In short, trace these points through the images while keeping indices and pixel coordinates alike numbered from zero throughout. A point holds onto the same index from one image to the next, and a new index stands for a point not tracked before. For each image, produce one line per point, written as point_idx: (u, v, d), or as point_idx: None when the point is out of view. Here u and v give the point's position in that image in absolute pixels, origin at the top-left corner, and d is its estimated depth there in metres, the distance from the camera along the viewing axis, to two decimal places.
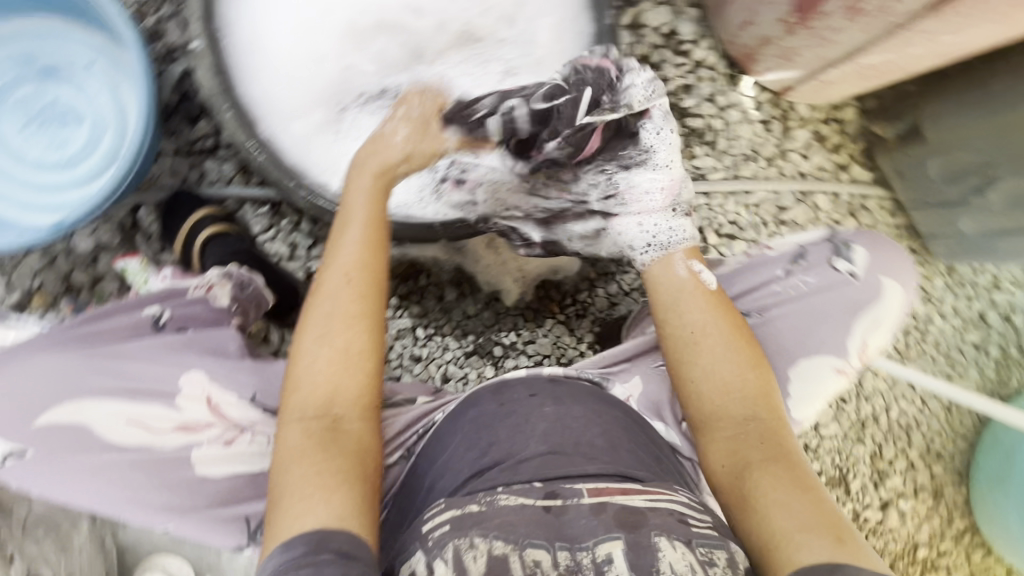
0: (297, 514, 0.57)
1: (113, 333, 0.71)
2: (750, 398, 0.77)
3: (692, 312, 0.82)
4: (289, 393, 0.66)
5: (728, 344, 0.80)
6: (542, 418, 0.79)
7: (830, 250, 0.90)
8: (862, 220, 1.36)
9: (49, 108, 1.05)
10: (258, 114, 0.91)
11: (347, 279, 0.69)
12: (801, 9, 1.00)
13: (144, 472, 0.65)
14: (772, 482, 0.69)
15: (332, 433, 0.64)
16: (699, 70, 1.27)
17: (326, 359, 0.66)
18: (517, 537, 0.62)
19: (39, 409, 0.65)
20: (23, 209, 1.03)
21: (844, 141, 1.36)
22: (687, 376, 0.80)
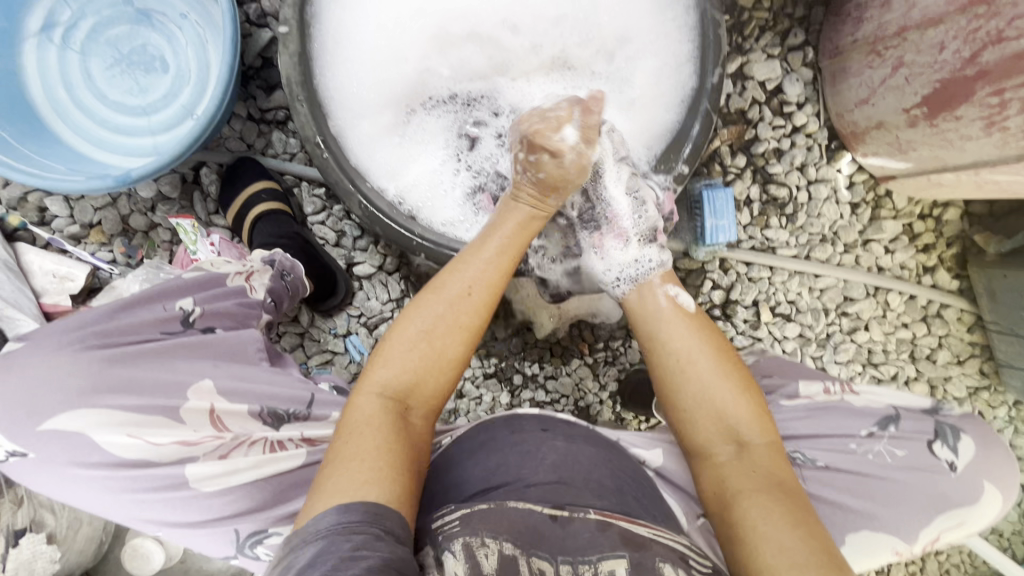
0: (363, 480, 0.57)
1: (135, 329, 0.66)
2: (744, 426, 0.71)
3: (678, 337, 0.77)
4: (374, 365, 0.69)
5: (713, 368, 0.74)
6: (553, 450, 0.76)
7: (932, 428, 0.73)
8: (933, 329, 1.26)
9: (138, 52, 1.06)
10: (330, 109, 0.87)
11: (465, 293, 0.73)
12: (932, 104, 0.90)
13: (137, 487, 0.58)
14: (764, 510, 0.61)
15: (403, 420, 0.66)
16: (797, 136, 1.17)
17: (418, 354, 0.69)
18: (524, 543, 0.61)
19: (40, 411, 0.58)
20: (95, 146, 1.05)
21: (936, 243, 1.23)
22: (676, 400, 0.75)
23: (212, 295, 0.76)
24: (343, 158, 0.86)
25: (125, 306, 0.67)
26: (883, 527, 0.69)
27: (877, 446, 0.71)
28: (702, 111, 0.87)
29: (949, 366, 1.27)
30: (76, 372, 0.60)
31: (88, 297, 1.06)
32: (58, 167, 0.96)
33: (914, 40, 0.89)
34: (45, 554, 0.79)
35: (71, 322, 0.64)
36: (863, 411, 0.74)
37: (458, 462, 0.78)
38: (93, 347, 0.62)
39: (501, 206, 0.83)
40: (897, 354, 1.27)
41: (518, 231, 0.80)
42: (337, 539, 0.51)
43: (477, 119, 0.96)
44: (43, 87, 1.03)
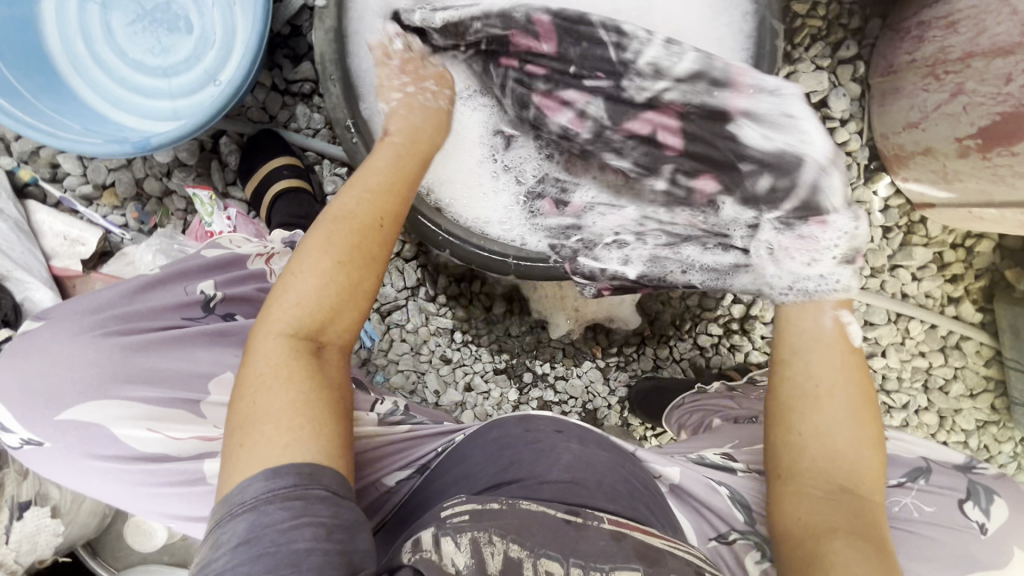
0: (286, 445, 0.47)
1: (152, 314, 0.65)
2: (860, 472, 0.59)
3: (824, 361, 0.63)
4: (270, 303, 0.55)
5: (855, 407, 0.61)
6: (567, 451, 0.69)
7: (963, 486, 0.70)
8: (950, 361, 1.24)
9: (161, 9, 1.01)
10: (362, 89, 0.84)
11: (375, 223, 0.60)
12: (988, 136, 0.86)
13: (155, 480, 0.58)
14: (858, 562, 0.52)
15: (318, 362, 0.54)
16: (836, 153, 1.13)
17: (330, 284, 0.55)
18: (532, 544, 0.55)
19: (59, 400, 0.56)
20: (111, 105, 1.00)
21: (965, 274, 1.21)
22: (790, 424, 0.61)
23: (232, 279, 0.73)
24: (373, 144, 0.84)
25: (145, 289, 0.67)
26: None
27: (903, 499, 0.70)
28: None
29: (961, 399, 1.26)
30: (96, 360, 0.58)
31: (99, 261, 1.03)
32: (72, 126, 0.92)
33: (977, 68, 0.86)
34: (49, 527, 0.80)
35: (90, 303, 0.63)
36: (891, 461, 0.73)
37: (465, 456, 0.72)
38: (113, 331, 0.61)
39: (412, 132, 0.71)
40: (911, 382, 1.25)
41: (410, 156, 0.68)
42: (269, 508, 0.44)
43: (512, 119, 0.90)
44: (60, 38, 0.98)
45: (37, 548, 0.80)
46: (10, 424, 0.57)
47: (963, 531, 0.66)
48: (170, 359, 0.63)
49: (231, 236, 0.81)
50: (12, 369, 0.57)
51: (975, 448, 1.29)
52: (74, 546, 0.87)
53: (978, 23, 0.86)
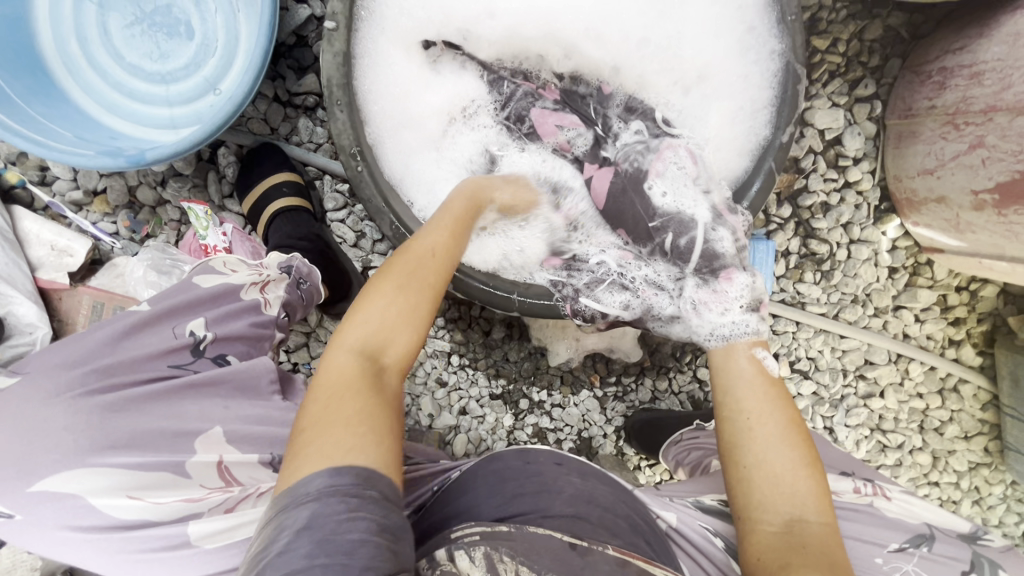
0: (346, 447, 0.46)
1: (139, 363, 0.63)
2: (800, 496, 0.58)
3: (750, 396, 0.66)
4: (345, 324, 0.56)
5: (780, 437, 0.62)
6: (569, 484, 0.68)
7: (968, 556, 0.69)
8: (947, 403, 1.24)
9: (161, 12, 0.97)
10: (368, 111, 0.81)
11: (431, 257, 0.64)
12: (1005, 193, 0.85)
13: (135, 549, 0.54)
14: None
15: (381, 381, 0.54)
16: (846, 192, 1.12)
17: (397, 309, 0.57)
18: (539, 567, 0.52)
19: (32, 470, 0.52)
20: (106, 111, 0.96)
21: (967, 318, 1.20)
22: (734, 459, 0.62)
23: (221, 316, 0.72)
24: (377, 173, 0.81)
25: (128, 334, 0.65)
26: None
27: (905, 566, 0.67)
28: (766, 170, 0.83)
29: (955, 441, 1.26)
30: (73, 423, 0.55)
31: (88, 273, 0.99)
32: (65, 134, 0.88)
33: (1000, 122, 0.84)
34: (27, 562, 0.76)
35: (68, 354, 0.60)
36: (892, 523, 0.72)
37: (469, 486, 0.71)
38: (93, 389, 0.58)
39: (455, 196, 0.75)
40: (907, 423, 1.25)
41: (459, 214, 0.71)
42: (330, 503, 0.42)
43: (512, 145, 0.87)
44: (54, 38, 0.94)
45: None
46: None
47: None
48: (157, 406, 0.61)
49: (226, 257, 0.81)
50: None
51: (967, 490, 1.29)
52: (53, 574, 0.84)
53: (1004, 77, 0.84)
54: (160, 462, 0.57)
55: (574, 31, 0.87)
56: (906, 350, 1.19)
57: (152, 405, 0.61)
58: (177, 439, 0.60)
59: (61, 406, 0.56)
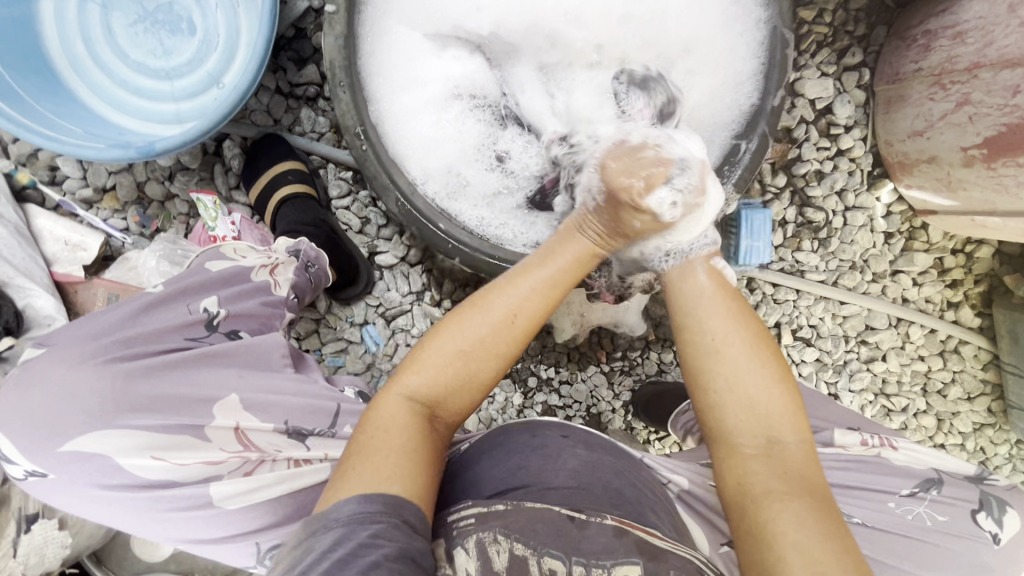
0: (385, 479, 0.53)
1: (157, 335, 0.65)
2: (773, 416, 0.62)
3: (716, 319, 0.67)
4: (408, 369, 0.62)
5: (751, 355, 0.64)
6: (574, 457, 0.70)
7: (976, 497, 0.71)
8: (949, 364, 1.25)
9: (163, 10, 1.00)
10: (371, 89, 0.84)
11: (510, 321, 0.64)
12: (993, 146, 0.87)
13: (161, 506, 0.59)
14: (794, 513, 0.54)
15: (430, 430, 0.60)
16: (840, 159, 1.14)
17: (453, 369, 0.62)
18: (536, 542, 0.55)
19: (62, 431, 0.56)
20: (113, 108, 0.99)
21: (964, 279, 1.22)
22: (704, 385, 0.65)
23: (233, 295, 0.74)
24: (383, 150, 0.83)
25: (146, 310, 0.67)
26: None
27: (917, 507, 0.71)
28: (760, 132, 0.85)
29: (959, 403, 1.28)
30: (100, 387, 0.58)
31: (101, 267, 1.01)
32: (74, 130, 0.90)
33: (984, 78, 0.87)
34: (57, 540, 0.79)
35: (90, 328, 0.63)
36: (905, 471, 0.73)
37: (476, 461, 0.72)
38: (116, 356, 0.61)
39: (558, 233, 0.74)
40: (910, 386, 1.27)
41: (568, 267, 0.69)
42: (355, 527, 0.49)
43: (508, 137, 0.92)
44: (59, 39, 0.96)
45: (45, 561, 0.79)
46: (13, 456, 0.57)
47: (978, 543, 0.68)
48: (175, 374, 0.63)
49: (235, 243, 0.81)
50: (21, 393, 0.58)
51: (971, 450, 1.31)
52: (81, 555, 0.87)
53: (987, 33, 0.87)
54: (182, 425, 0.60)
55: (552, 19, 0.88)
56: (906, 314, 1.21)
57: (175, 371, 0.63)
58: (197, 403, 0.62)
59: (87, 370, 0.58)
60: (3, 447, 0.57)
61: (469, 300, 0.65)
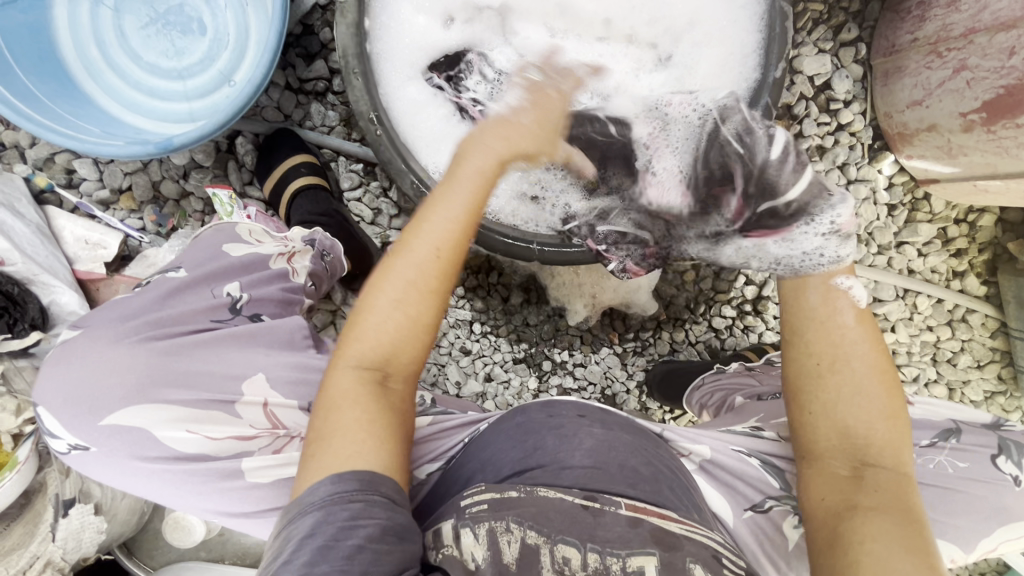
0: (347, 457, 0.52)
1: (182, 317, 0.67)
2: (877, 441, 0.58)
3: (832, 336, 0.61)
4: (349, 334, 0.57)
5: (868, 371, 0.59)
6: (590, 436, 0.64)
7: (996, 442, 0.73)
8: (957, 333, 1.26)
9: (175, 12, 1.02)
10: (384, 76, 0.87)
11: (437, 256, 0.57)
12: (992, 109, 0.90)
13: (199, 478, 0.61)
14: (883, 532, 0.51)
15: (383, 390, 0.57)
16: (841, 134, 1.16)
17: (396, 321, 0.57)
18: (550, 529, 0.54)
19: (100, 407, 0.59)
20: (128, 109, 1.01)
21: (969, 248, 1.23)
22: (801, 400, 0.61)
23: (256, 280, 0.76)
24: (395, 135, 0.86)
25: (173, 294, 0.69)
26: (950, 532, 0.69)
27: (938, 457, 0.73)
28: (763, 104, 0.86)
29: (969, 371, 1.28)
30: (134, 365, 0.61)
31: (121, 265, 1.04)
32: (92, 130, 0.92)
33: (980, 44, 0.90)
34: (94, 525, 0.82)
35: (123, 310, 0.66)
36: (924, 422, 0.75)
37: (490, 439, 0.68)
38: (146, 337, 0.64)
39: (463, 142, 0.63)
40: (920, 356, 1.28)
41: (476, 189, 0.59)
42: (334, 508, 0.48)
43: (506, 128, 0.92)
44: (74, 44, 0.98)
45: (82, 546, 0.82)
46: (58, 431, 0.61)
47: (998, 486, 0.70)
48: (204, 352, 0.65)
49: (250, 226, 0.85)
50: (64, 372, 0.61)
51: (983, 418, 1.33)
52: (114, 543, 0.89)
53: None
54: (212, 401, 0.63)
55: None
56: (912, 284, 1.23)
57: (202, 349, 0.65)
58: (229, 380, 0.64)
59: (122, 348, 0.62)
60: (49, 423, 0.61)
61: (392, 247, 0.58)
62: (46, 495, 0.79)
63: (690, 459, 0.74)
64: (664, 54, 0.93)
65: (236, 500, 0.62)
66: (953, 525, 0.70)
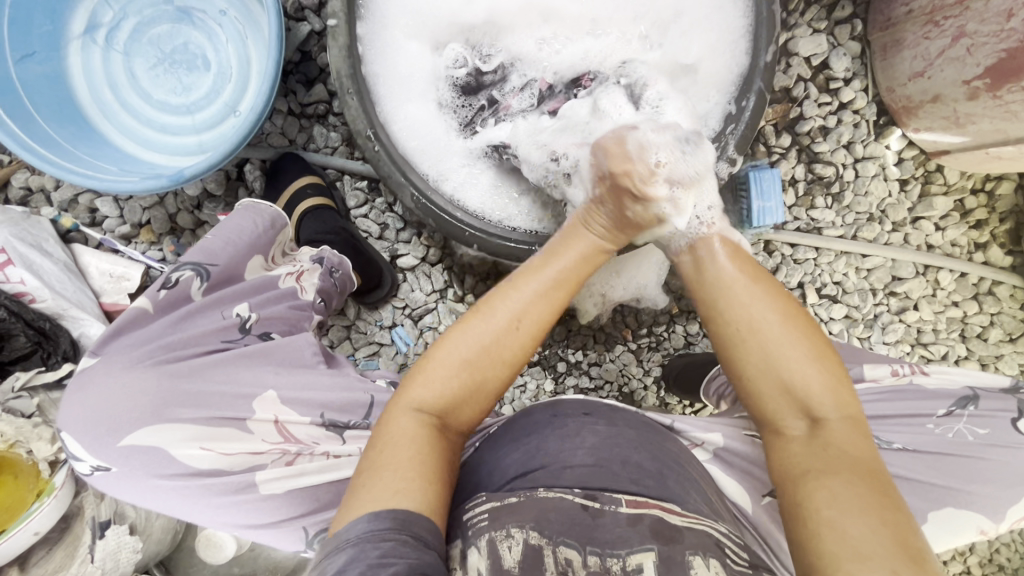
0: (395, 492, 0.53)
1: (193, 339, 0.70)
2: (816, 399, 0.61)
3: (743, 302, 0.66)
4: (415, 381, 0.63)
5: (788, 338, 0.63)
6: (593, 433, 0.65)
7: (1014, 405, 0.74)
8: (985, 307, 1.22)
9: (179, 51, 1.07)
10: (379, 95, 0.89)
11: (514, 324, 0.65)
12: (995, 74, 0.89)
13: (215, 492, 0.64)
14: (831, 496, 0.54)
15: (441, 443, 0.61)
16: (843, 112, 1.14)
17: (458, 379, 0.63)
18: (551, 531, 0.53)
19: (119, 429, 0.63)
20: (142, 146, 1.06)
21: (989, 218, 1.19)
22: (736, 371, 0.65)
23: (264, 300, 0.78)
24: (393, 150, 0.87)
25: (185, 317, 0.71)
26: (975, 503, 0.69)
27: (956, 425, 0.72)
28: (756, 90, 0.85)
29: (1001, 345, 1.23)
30: (149, 388, 0.64)
31: None
32: (108, 168, 0.97)
33: (976, 9, 0.90)
34: (129, 544, 0.85)
35: (136, 334, 0.68)
36: (939, 392, 0.75)
37: (499, 443, 0.69)
38: (163, 359, 0.67)
39: (563, 231, 0.75)
40: (947, 333, 1.24)
41: (577, 263, 0.71)
42: (365, 547, 0.49)
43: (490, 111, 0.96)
44: (89, 88, 1.04)
45: (120, 566, 0.85)
46: (80, 453, 0.64)
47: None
48: (218, 372, 0.68)
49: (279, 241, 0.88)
50: (88, 400, 0.64)
51: None
52: (151, 563, 0.93)
53: None
54: (223, 419, 0.66)
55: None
56: (933, 260, 1.19)
57: (217, 369, 0.68)
58: (239, 400, 0.67)
59: (139, 371, 0.65)
60: (74, 447, 0.64)
61: (468, 311, 0.67)
62: (84, 519, 0.83)
63: (704, 448, 0.75)
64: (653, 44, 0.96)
65: (256, 511, 0.64)
66: (979, 494, 0.69)
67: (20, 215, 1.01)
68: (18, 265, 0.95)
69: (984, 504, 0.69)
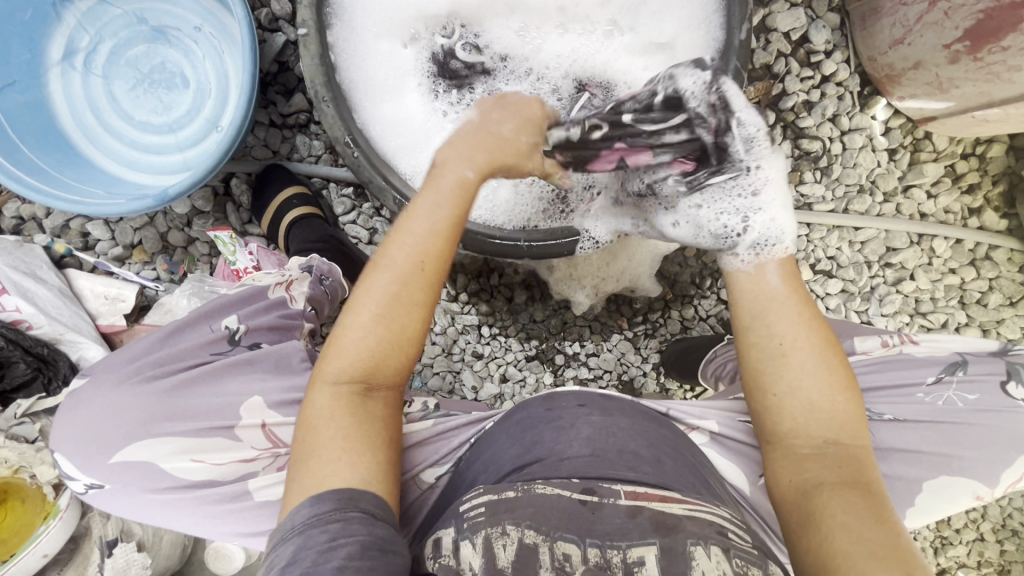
0: (327, 477, 0.53)
1: (182, 353, 0.71)
2: (838, 429, 0.60)
3: (784, 323, 0.63)
4: (328, 354, 0.59)
5: (819, 363, 0.61)
6: (588, 424, 0.65)
7: (1004, 368, 0.73)
8: (983, 273, 1.20)
9: (158, 70, 1.08)
10: (356, 100, 0.91)
11: (414, 267, 0.59)
12: (975, 37, 0.90)
13: (211, 500, 0.65)
14: (845, 504, 0.55)
15: (364, 404, 0.58)
16: (827, 85, 1.12)
17: (373, 336, 0.58)
18: (548, 528, 0.53)
19: (110, 445, 0.65)
20: (128, 168, 1.07)
21: (981, 182, 1.18)
22: (763, 387, 0.63)
23: (253, 311, 0.78)
24: (372, 154, 0.87)
25: (175, 332, 0.74)
26: (969, 472, 0.70)
27: (946, 393, 0.72)
28: (733, 69, 0.86)
29: (1002, 310, 1.21)
30: (141, 401, 0.66)
31: (140, 315, 1.09)
32: (96, 192, 0.97)
33: None
34: (138, 561, 0.87)
35: (126, 354, 0.71)
36: (928, 359, 0.75)
37: (495, 438, 0.70)
38: (148, 377, 0.69)
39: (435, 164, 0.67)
40: (945, 300, 1.22)
41: (455, 186, 0.63)
42: (314, 532, 0.49)
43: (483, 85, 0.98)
44: (71, 114, 1.05)
45: None
46: (74, 473, 0.66)
47: (1015, 415, 0.71)
48: (206, 383, 0.69)
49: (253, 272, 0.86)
50: (85, 415, 0.67)
51: None
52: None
53: None
54: (218, 427, 0.66)
55: None
56: (927, 228, 1.17)
57: (199, 385, 0.69)
58: (231, 414, 0.67)
59: (127, 388, 0.67)
60: (67, 464, 0.67)
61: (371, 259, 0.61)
62: (92, 538, 0.86)
63: (700, 433, 0.75)
64: (626, 27, 0.97)
65: (253, 519, 0.65)
66: (974, 462, 0.70)
67: (13, 244, 1.03)
68: (13, 293, 0.96)
69: (978, 470, 0.70)
